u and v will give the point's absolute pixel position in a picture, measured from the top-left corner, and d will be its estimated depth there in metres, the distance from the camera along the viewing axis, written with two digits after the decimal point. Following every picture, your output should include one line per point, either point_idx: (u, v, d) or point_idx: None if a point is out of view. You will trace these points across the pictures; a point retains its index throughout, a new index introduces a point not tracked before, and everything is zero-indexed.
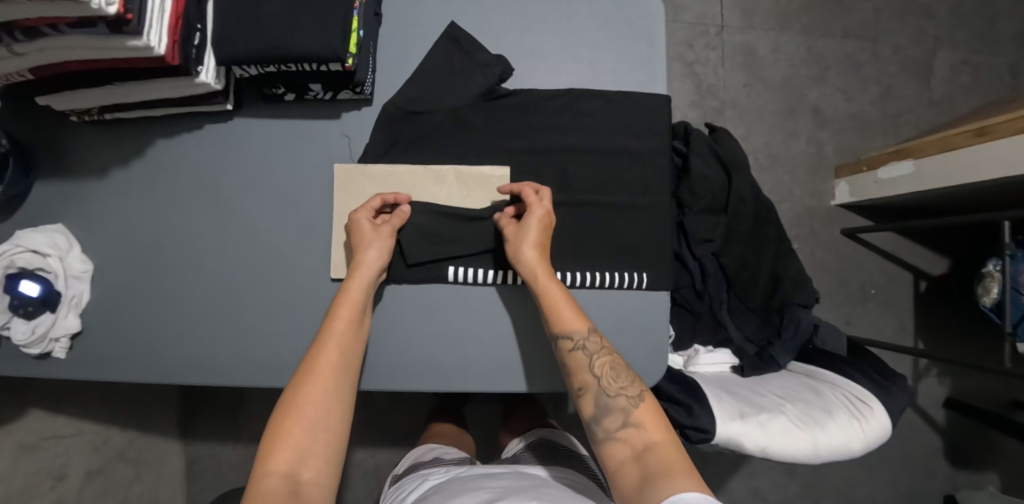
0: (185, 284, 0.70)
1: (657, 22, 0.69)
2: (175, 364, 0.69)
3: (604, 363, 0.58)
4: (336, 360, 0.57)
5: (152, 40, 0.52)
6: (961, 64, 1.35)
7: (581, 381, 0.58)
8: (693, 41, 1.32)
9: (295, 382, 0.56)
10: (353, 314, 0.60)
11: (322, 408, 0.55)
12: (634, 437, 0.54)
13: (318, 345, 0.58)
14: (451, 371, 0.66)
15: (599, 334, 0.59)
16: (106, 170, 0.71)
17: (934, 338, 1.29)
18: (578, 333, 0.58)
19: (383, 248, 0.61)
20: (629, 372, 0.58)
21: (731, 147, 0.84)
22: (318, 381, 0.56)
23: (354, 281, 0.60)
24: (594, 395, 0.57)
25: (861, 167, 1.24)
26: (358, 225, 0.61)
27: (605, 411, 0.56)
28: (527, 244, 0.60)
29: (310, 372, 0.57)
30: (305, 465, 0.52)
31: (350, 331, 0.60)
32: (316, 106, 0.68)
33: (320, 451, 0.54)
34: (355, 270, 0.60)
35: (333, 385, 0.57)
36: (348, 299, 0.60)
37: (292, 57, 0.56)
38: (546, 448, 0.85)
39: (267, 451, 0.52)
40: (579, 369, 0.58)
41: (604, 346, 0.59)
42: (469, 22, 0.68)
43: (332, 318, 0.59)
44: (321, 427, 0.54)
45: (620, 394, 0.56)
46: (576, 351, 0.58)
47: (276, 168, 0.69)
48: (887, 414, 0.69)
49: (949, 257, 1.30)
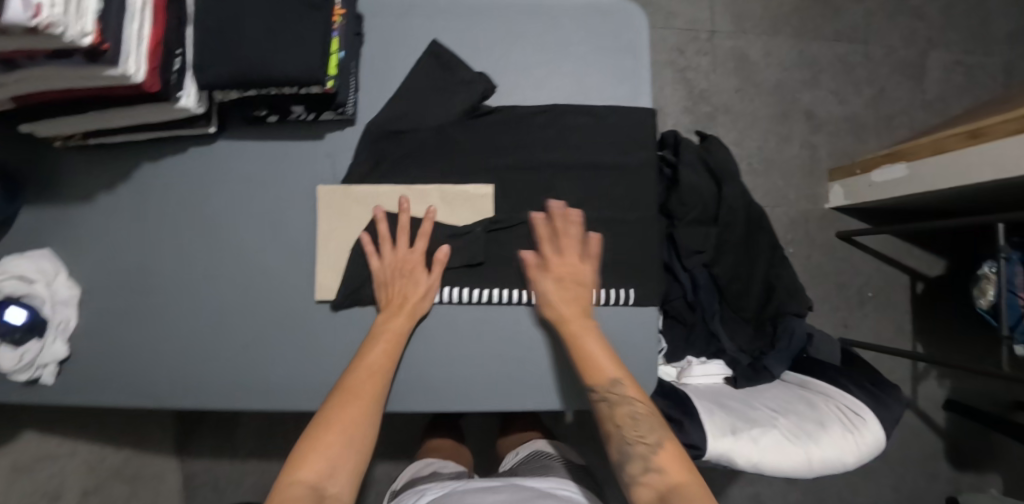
0: (171, 308, 0.69)
1: (641, 36, 0.69)
2: (163, 388, 0.69)
3: (627, 410, 0.57)
4: (376, 391, 0.58)
5: (130, 68, 0.52)
6: (954, 64, 1.34)
7: (607, 429, 0.59)
8: (684, 47, 1.31)
9: (333, 403, 0.57)
10: (391, 351, 0.61)
11: (358, 428, 0.55)
12: (657, 481, 0.53)
13: (350, 373, 0.59)
14: (440, 391, 0.65)
15: (626, 383, 0.58)
16: (92, 194, 0.70)
17: (932, 340, 1.29)
18: (603, 381, 0.58)
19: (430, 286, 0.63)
20: (651, 416, 0.57)
21: (722, 155, 0.83)
22: (358, 403, 0.56)
23: (398, 320, 0.62)
24: (617, 443, 0.57)
25: (855, 169, 1.24)
26: (408, 258, 0.63)
27: (628, 456, 0.56)
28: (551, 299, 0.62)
29: (352, 394, 0.57)
30: (332, 479, 0.52)
31: (385, 366, 0.60)
32: (299, 127, 0.68)
33: (346, 469, 0.53)
34: (398, 311, 0.62)
35: (371, 407, 0.57)
36: (390, 336, 0.61)
37: (271, 81, 0.56)
38: (540, 458, 0.84)
39: (298, 460, 0.52)
40: (604, 417, 0.59)
41: (632, 396, 0.58)
42: (452, 40, 0.68)
43: (373, 349, 0.60)
44: (346, 445, 0.54)
45: (641, 439, 0.56)
46: (601, 401, 0.59)
47: (260, 191, 0.68)
48: (881, 426, 0.68)
49: (946, 258, 1.29)
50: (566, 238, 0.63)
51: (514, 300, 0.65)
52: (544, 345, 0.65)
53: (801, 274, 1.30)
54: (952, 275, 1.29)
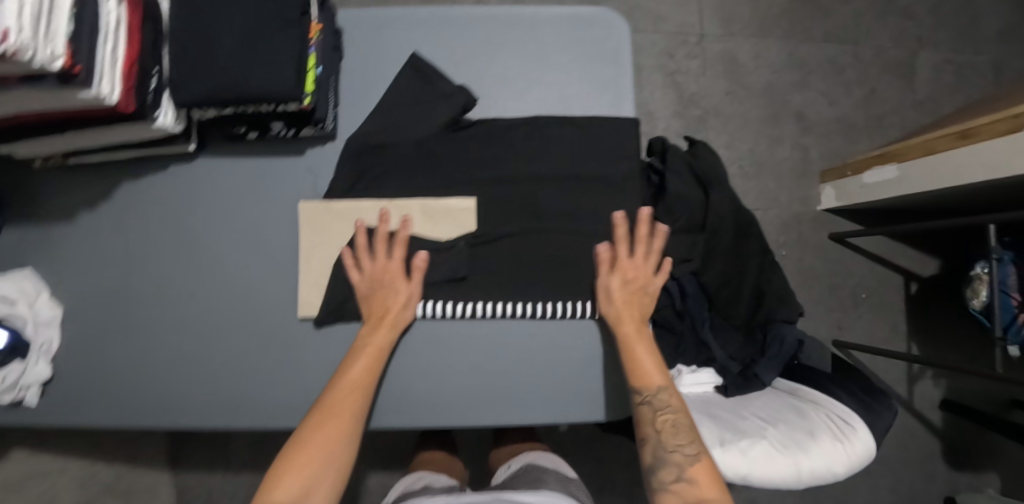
0: (155, 327, 0.69)
1: (624, 46, 0.68)
2: (148, 407, 0.68)
3: (668, 419, 0.57)
4: (354, 409, 0.57)
5: (104, 89, 0.51)
6: (943, 63, 1.34)
7: (644, 431, 0.59)
8: (674, 51, 1.31)
9: (312, 420, 0.56)
10: (372, 363, 0.60)
11: (337, 447, 0.55)
12: (686, 492, 0.54)
13: (330, 389, 0.58)
14: (425, 407, 0.65)
15: (671, 392, 0.58)
16: (73, 213, 0.70)
17: (927, 341, 1.28)
18: (647, 387, 0.58)
19: (411, 295, 0.62)
20: (693, 428, 0.56)
21: (710, 160, 0.82)
22: (336, 421, 0.56)
23: (380, 334, 0.61)
24: (652, 448, 0.57)
25: (845, 172, 1.23)
26: (386, 268, 0.62)
27: (661, 462, 0.56)
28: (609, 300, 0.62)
29: (331, 412, 0.56)
30: (308, 500, 0.52)
31: (366, 379, 0.59)
32: (280, 143, 0.67)
33: (322, 489, 0.53)
34: (380, 325, 0.61)
35: (350, 425, 0.56)
36: (372, 350, 0.60)
37: (247, 99, 0.55)
38: (532, 473, 0.82)
39: (273, 481, 0.52)
40: (644, 420, 0.59)
41: (673, 403, 0.58)
42: (432, 52, 0.67)
43: (356, 364, 0.59)
44: (325, 465, 0.54)
45: (678, 449, 0.56)
46: (643, 405, 0.59)
47: (242, 208, 0.68)
48: (872, 435, 0.67)
49: (939, 258, 1.29)
50: (640, 239, 0.62)
51: (497, 314, 0.64)
52: (530, 358, 0.65)
53: (795, 276, 1.29)
54: (946, 275, 1.28)
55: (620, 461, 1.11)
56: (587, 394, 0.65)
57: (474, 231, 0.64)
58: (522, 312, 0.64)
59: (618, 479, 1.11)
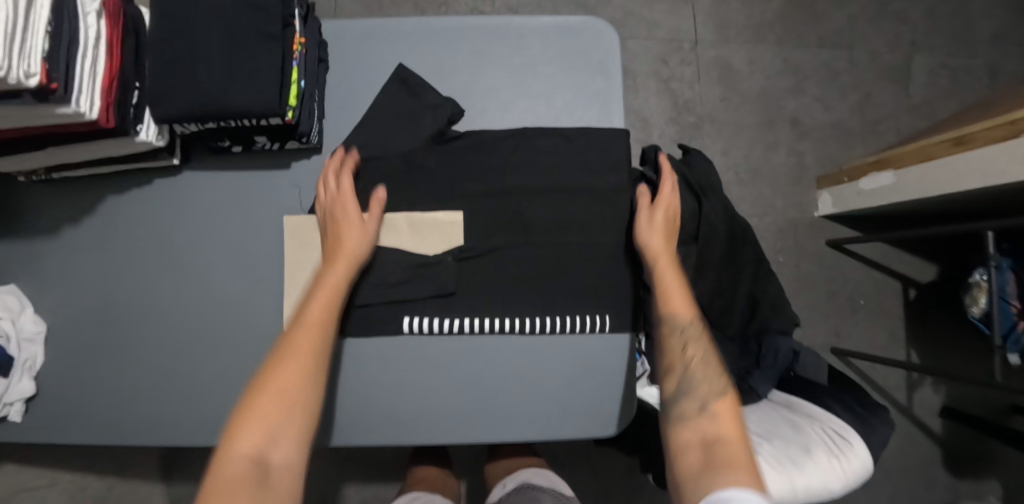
0: (139, 343, 0.68)
1: (612, 55, 0.67)
2: (133, 425, 0.67)
3: (699, 352, 0.57)
4: (315, 346, 0.53)
5: (83, 106, 0.51)
6: (938, 68, 1.33)
7: (670, 361, 0.58)
8: (668, 57, 1.30)
9: (270, 362, 0.51)
10: (330, 302, 0.56)
11: (301, 387, 0.50)
12: (705, 425, 0.52)
13: (290, 330, 0.53)
14: (411, 424, 0.63)
15: (703, 327, 0.58)
16: (57, 228, 0.69)
17: (926, 347, 1.27)
18: (682, 316, 0.58)
19: (365, 235, 0.59)
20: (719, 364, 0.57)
21: (703, 171, 0.82)
22: (297, 360, 0.51)
23: (337, 270, 0.58)
24: (678, 378, 0.56)
25: (842, 178, 1.22)
26: (342, 209, 0.59)
27: (684, 392, 0.55)
28: (650, 232, 0.61)
29: (290, 351, 0.52)
30: (275, 447, 0.47)
31: (326, 319, 0.55)
32: (265, 156, 0.67)
33: (290, 433, 0.48)
34: (337, 261, 0.58)
35: (313, 364, 0.52)
36: (330, 286, 0.57)
37: (228, 114, 0.54)
38: (526, 494, 0.76)
39: (234, 430, 0.46)
40: (671, 350, 0.58)
41: (703, 339, 0.58)
42: (418, 64, 0.67)
43: (313, 301, 0.55)
44: (293, 406, 0.49)
45: (704, 382, 0.55)
46: (674, 335, 0.58)
47: (226, 222, 0.67)
48: (867, 449, 0.67)
49: (937, 263, 1.28)
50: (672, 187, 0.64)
51: (485, 329, 0.63)
52: (518, 374, 0.64)
53: (792, 283, 1.28)
54: (944, 280, 1.27)
55: (616, 472, 1.10)
56: (576, 410, 0.64)
57: (462, 245, 0.63)
58: (511, 327, 0.63)
59: (614, 490, 1.10)
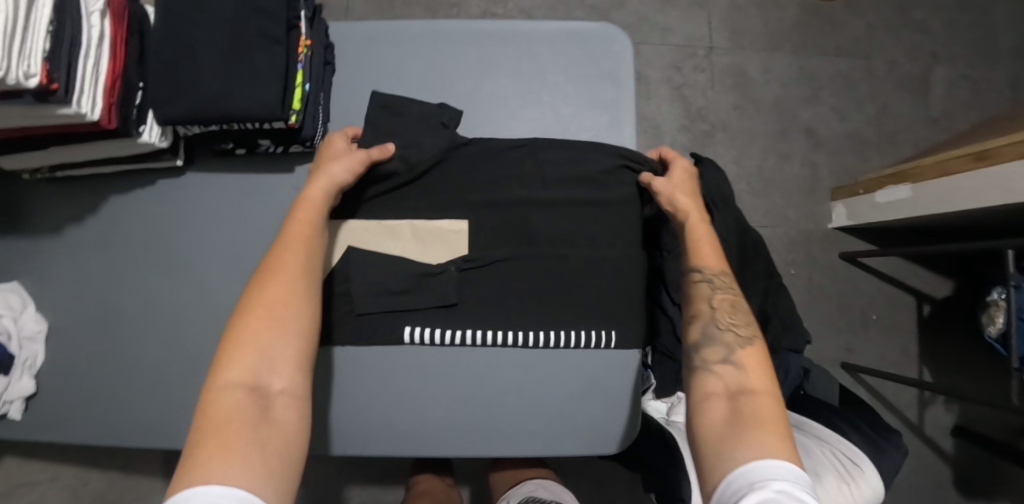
0: (137, 345, 0.67)
1: (624, 64, 0.66)
2: (130, 427, 0.66)
3: (727, 301, 0.56)
4: (303, 264, 0.50)
5: (85, 106, 0.50)
6: (959, 79, 1.30)
7: (696, 308, 0.57)
8: (681, 63, 1.28)
9: (251, 289, 0.48)
10: (315, 219, 0.53)
11: (290, 306, 0.48)
12: (731, 375, 0.51)
13: (275, 249, 0.50)
14: (409, 436, 0.62)
15: (730, 277, 0.58)
16: (60, 228, 0.68)
17: (940, 365, 1.24)
18: (711, 266, 0.57)
19: (349, 162, 0.55)
20: (747, 316, 0.56)
21: (715, 178, 0.78)
22: (281, 281, 0.48)
23: (319, 183, 0.54)
24: (704, 324, 0.56)
25: (857, 190, 1.19)
26: (330, 144, 0.57)
27: (708, 341, 0.54)
28: (681, 191, 0.60)
29: (273, 272, 0.49)
30: (274, 374, 0.45)
31: (315, 233, 0.52)
32: (269, 159, 0.66)
33: (290, 358, 0.46)
34: (320, 174, 0.54)
35: (302, 284, 0.49)
36: (314, 200, 0.53)
37: (229, 118, 0.53)
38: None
39: (225, 360, 0.45)
40: (698, 298, 0.57)
41: (732, 288, 0.58)
42: (425, 69, 0.65)
43: (297, 218, 0.52)
44: (286, 329, 0.46)
45: (732, 333, 0.54)
46: (703, 283, 0.57)
47: (228, 225, 0.66)
48: (877, 475, 0.66)
49: (953, 280, 1.25)
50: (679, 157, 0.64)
51: (487, 342, 0.62)
52: (519, 389, 0.62)
53: (803, 296, 1.25)
54: (959, 297, 1.24)
55: (619, 484, 1.08)
56: (579, 426, 0.63)
57: (467, 255, 0.62)
58: (514, 340, 0.62)
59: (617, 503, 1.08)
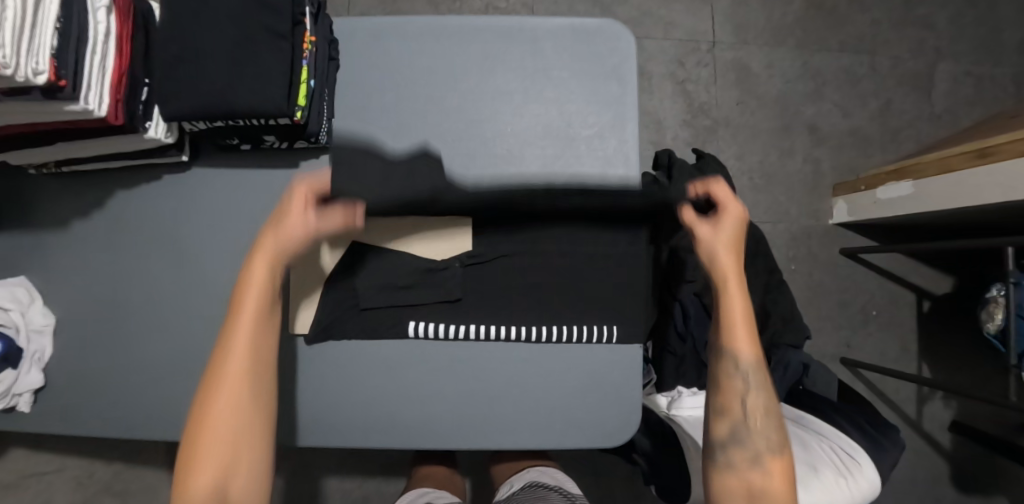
0: (144, 339, 0.68)
1: (628, 60, 0.66)
2: (140, 419, 0.67)
3: (758, 401, 0.58)
4: (246, 366, 0.51)
5: (92, 102, 0.50)
6: (963, 75, 1.30)
7: (726, 403, 0.58)
8: (685, 58, 1.28)
9: (201, 399, 0.50)
10: (263, 305, 0.53)
11: (241, 410, 0.51)
12: (756, 480, 0.55)
13: (225, 344, 0.51)
14: (414, 429, 0.63)
15: (763, 371, 0.58)
16: (66, 222, 0.69)
17: (939, 361, 1.24)
18: (745, 360, 0.57)
19: (303, 235, 0.53)
20: (776, 415, 0.58)
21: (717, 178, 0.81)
22: (226, 391, 0.50)
23: (260, 269, 0.53)
24: (734, 423, 0.58)
25: (858, 186, 1.20)
26: (291, 208, 0.53)
27: (736, 440, 0.57)
28: (725, 252, 0.58)
29: (219, 381, 0.50)
30: (233, 477, 0.50)
31: (261, 322, 0.53)
32: (273, 155, 0.66)
33: (246, 459, 0.50)
34: (258, 260, 0.53)
35: (248, 387, 0.51)
36: (254, 290, 0.53)
37: (235, 114, 0.54)
38: (536, 492, 0.74)
39: (188, 465, 0.49)
40: (731, 394, 0.58)
41: (763, 383, 0.58)
42: (428, 64, 0.66)
43: (238, 317, 0.52)
44: (240, 436, 0.50)
45: (760, 435, 0.57)
46: (735, 378, 0.58)
47: (234, 220, 0.67)
48: (876, 470, 0.66)
49: (953, 276, 1.25)
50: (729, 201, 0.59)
51: (491, 336, 0.62)
52: (523, 383, 0.63)
53: (803, 291, 1.26)
54: (959, 294, 1.25)
55: (618, 476, 1.10)
56: (581, 420, 0.63)
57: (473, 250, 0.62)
58: (517, 335, 0.62)
59: (616, 494, 1.10)
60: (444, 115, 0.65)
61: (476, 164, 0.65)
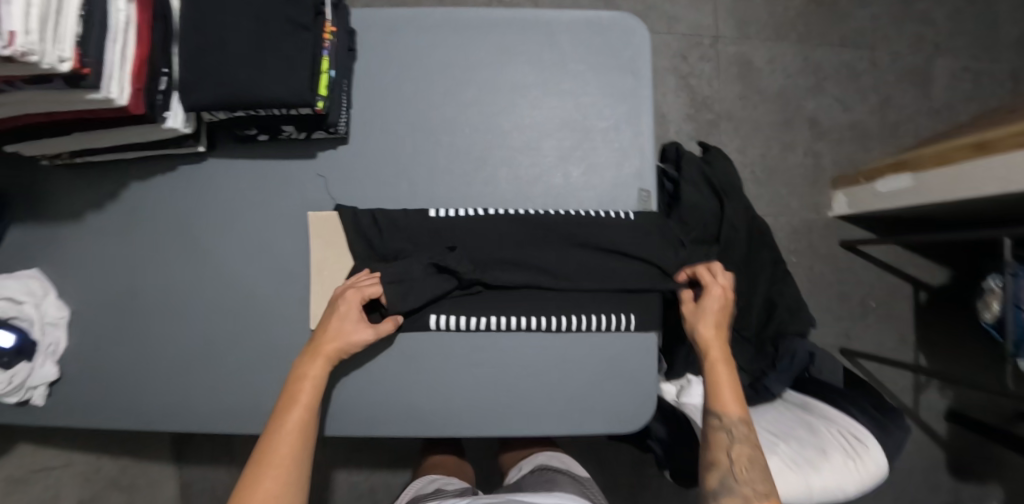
0: (161, 331, 0.67)
1: (643, 53, 0.67)
2: (157, 411, 0.67)
3: (744, 452, 0.58)
4: (290, 458, 0.53)
5: (113, 92, 0.50)
6: (961, 71, 1.32)
7: (714, 456, 0.59)
8: (688, 52, 1.29)
9: (242, 487, 0.51)
10: (311, 400, 0.56)
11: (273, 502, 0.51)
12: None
13: (273, 432, 0.54)
14: (433, 417, 0.64)
15: (749, 425, 0.60)
16: (80, 213, 0.69)
17: (935, 351, 1.27)
18: (729, 412, 0.60)
19: (356, 341, 0.58)
20: (766, 470, 0.58)
21: (724, 169, 0.81)
22: (269, 480, 0.51)
23: (316, 364, 0.57)
24: (721, 474, 0.58)
25: (858, 179, 1.21)
26: (346, 310, 0.58)
27: (722, 491, 0.57)
28: (705, 323, 0.63)
29: (259, 475, 0.52)
30: None
31: (307, 418, 0.56)
32: (289, 146, 0.66)
33: None
34: (316, 355, 0.57)
35: (290, 477, 0.53)
36: (308, 386, 0.56)
37: (257, 104, 0.54)
38: (545, 475, 0.75)
39: None
40: (717, 446, 0.59)
41: (751, 438, 0.59)
42: (446, 56, 0.66)
43: (291, 407, 0.55)
44: None
45: (748, 484, 0.56)
46: (721, 429, 0.60)
47: (251, 210, 0.67)
48: (884, 452, 0.68)
49: (950, 269, 1.28)
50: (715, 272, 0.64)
51: (510, 326, 0.63)
52: (541, 372, 0.64)
53: (804, 283, 1.28)
54: (955, 286, 1.27)
55: (623, 466, 1.11)
56: (598, 408, 0.64)
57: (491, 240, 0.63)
58: (536, 324, 0.63)
59: (621, 483, 1.11)
60: (461, 107, 0.66)
61: (493, 156, 0.65)
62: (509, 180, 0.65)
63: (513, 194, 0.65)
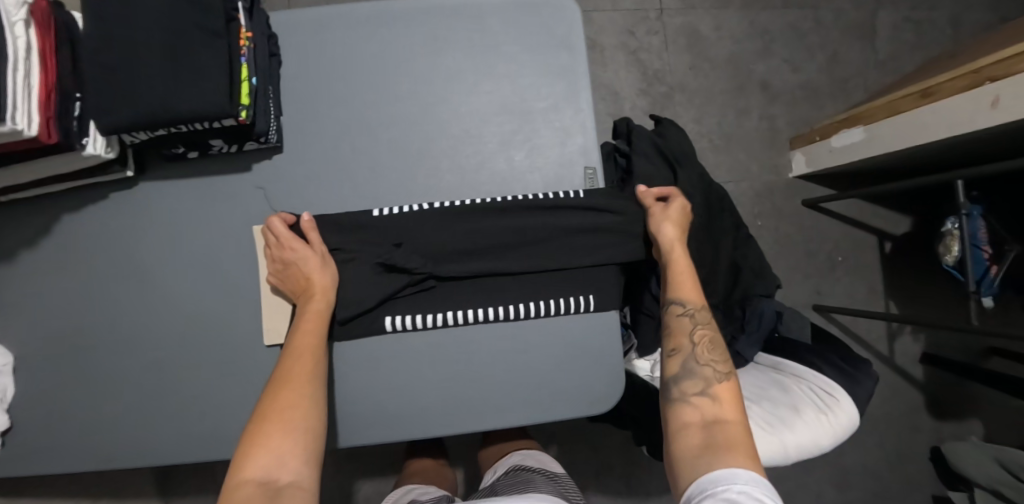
0: (112, 364, 0.65)
1: (575, 28, 0.66)
2: (117, 448, 0.64)
3: (706, 335, 0.60)
4: (310, 374, 0.53)
5: (20, 122, 0.48)
6: (903, 21, 1.34)
7: (677, 342, 0.60)
8: (635, 27, 1.28)
9: (266, 398, 0.51)
10: (319, 329, 0.57)
11: (305, 408, 0.52)
12: (706, 408, 0.54)
13: (286, 356, 0.54)
14: (402, 421, 0.62)
15: (709, 310, 0.61)
16: (12, 253, 0.66)
17: (904, 298, 1.29)
18: (691, 301, 0.61)
19: (325, 266, 0.58)
20: (724, 351, 0.59)
21: (676, 137, 0.82)
22: (290, 389, 0.52)
23: (315, 303, 0.57)
24: (684, 358, 0.58)
25: (814, 137, 1.22)
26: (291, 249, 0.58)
27: (687, 374, 0.57)
28: (668, 220, 0.62)
29: (283, 386, 0.52)
30: (283, 469, 0.48)
31: (318, 343, 0.56)
32: (224, 161, 0.64)
33: (298, 453, 0.49)
34: (313, 296, 0.57)
35: (311, 392, 0.53)
36: (311, 318, 0.56)
37: (176, 119, 0.52)
38: (519, 475, 0.74)
39: (245, 455, 0.48)
40: (679, 332, 0.60)
41: (710, 322, 0.61)
42: (375, 51, 0.64)
43: (300, 333, 0.56)
44: (296, 431, 0.50)
45: (709, 364, 0.57)
46: (683, 317, 0.60)
47: (191, 231, 0.65)
48: (853, 402, 0.69)
49: (910, 215, 1.30)
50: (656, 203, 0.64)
51: (469, 320, 0.62)
52: (505, 361, 0.63)
53: (771, 245, 1.29)
54: (916, 231, 1.30)
55: (611, 446, 1.12)
56: (567, 392, 0.64)
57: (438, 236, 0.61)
58: (495, 315, 0.62)
59: (613, 463, 1.12)
60: (396, 100, 0.64)
61: (434, 147, 0.64)
62: (452, 170, 0.64)
63: (458, 185, 0.64)
